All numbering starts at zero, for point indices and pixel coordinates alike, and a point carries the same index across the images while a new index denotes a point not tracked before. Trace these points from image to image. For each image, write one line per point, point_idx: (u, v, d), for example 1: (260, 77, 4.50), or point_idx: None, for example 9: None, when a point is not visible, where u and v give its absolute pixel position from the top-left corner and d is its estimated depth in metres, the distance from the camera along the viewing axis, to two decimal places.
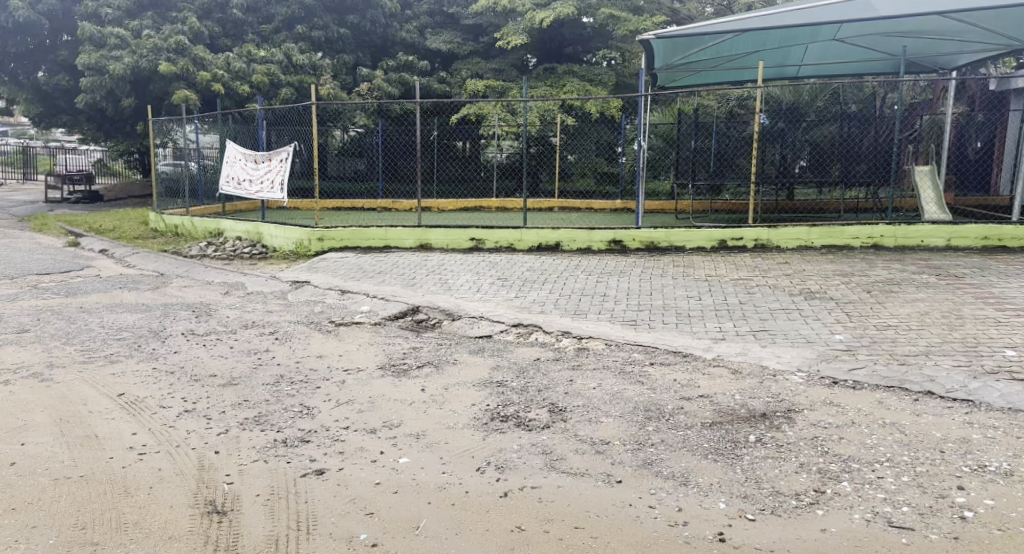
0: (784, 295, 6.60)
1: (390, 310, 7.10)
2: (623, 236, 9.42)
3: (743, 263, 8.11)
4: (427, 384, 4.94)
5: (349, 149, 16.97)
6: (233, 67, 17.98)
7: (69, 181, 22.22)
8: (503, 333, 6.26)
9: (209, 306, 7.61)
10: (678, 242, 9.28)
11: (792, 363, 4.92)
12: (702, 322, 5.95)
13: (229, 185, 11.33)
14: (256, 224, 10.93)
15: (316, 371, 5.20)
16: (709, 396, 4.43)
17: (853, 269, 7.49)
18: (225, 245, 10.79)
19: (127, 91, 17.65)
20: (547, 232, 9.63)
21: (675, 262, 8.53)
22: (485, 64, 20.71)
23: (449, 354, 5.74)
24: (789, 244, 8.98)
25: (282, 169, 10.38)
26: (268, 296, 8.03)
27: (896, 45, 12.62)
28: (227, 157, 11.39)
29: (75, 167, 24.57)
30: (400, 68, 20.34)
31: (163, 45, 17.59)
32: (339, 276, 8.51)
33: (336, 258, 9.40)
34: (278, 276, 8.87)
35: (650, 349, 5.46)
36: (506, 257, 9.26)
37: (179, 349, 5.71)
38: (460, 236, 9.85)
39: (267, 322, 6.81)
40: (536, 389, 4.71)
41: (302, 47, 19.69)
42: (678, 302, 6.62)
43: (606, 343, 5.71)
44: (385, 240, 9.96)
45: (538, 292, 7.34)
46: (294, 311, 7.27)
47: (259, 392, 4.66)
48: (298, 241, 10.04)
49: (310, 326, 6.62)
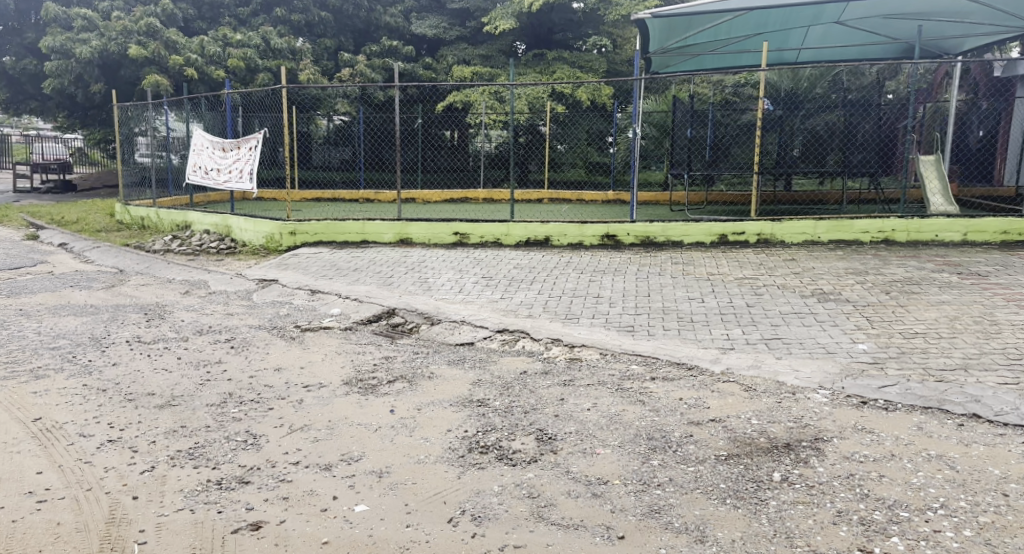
0: (794, 297, 6.00)
1: (363, 313, 6.46)
2: (617, 230, 8.81)
3: (746, 260, 7.53)
4: (397, 403, 4.32)
5: (332, 139, 16.31)
6: (208, 51, 17.21)
7: (42, 169, 21.41)
8: (486, 341, 5.64)
9: (165, 308, 6.94)
10: (676, 237, 8.68)
11: (813, 380, 4.31)
12: (707, 329, 5.34)
13: (196, 174, 10.63)
14: (225, 216, 10.25)
15: (272, 387, 4.57)
16: (721, 420, 3.82)
17: (866, 266, 6.92)
18: (191, 240, 10.11)
19: (96, 75, 16.85)
20: (536, 226, 9.00)
21: (673, 258, 7.93)
22: (472, 50, 20.01)
23: (424, 365, 5.12)
24: (794, 239, 8.40)
25: (252, 157, 9.69)
26: (230, 297, 7.36)
27: (900, 27, 12.05)
28: (194, 145, 10.69)
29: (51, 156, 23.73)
30: (383, 53, 19.62)
31: (133, 28, 16.79)
32: (310, 274, 7.85)
33: (308, 254, 8.75)
34: (243, 274, 8.20)
35: (650, 360, 4.86)
36: (492, 253, 8.64)
37: (118, 361, 5.04)
38: (442, 231, 9.20)
39: (224, 327, 6.14)
40: (522, 411, 4.10)
41: (280, 31, 18.95)
42: (680, 306, 6.02)
43: (601, 353, 5.11)
44: (362, 234, 9.31)
45: (526, 293, 6.73)
46: (256, 314, 6.61)
47: (201, 416, 4.02)
48: (268, 235, 9.38)
49: (272, 332, 5.96)
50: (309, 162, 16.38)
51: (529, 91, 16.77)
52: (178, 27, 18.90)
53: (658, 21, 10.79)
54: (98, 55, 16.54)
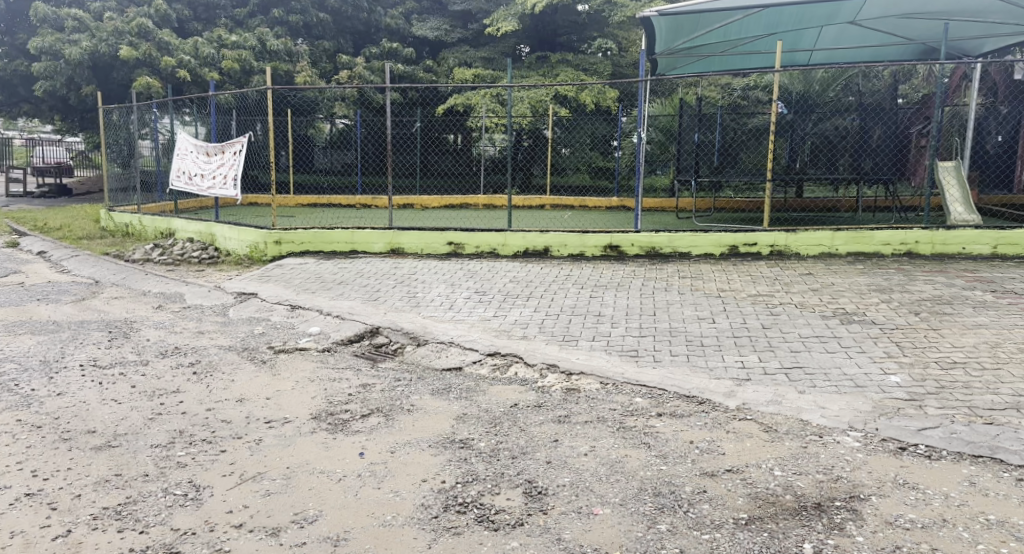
0: (814, 317, 5.47)
1: (344, 332, 5.95)
2: (620, 241, 8.30)
3: (758, 274, 7.02)
4: (369, 444, 3.80)
5: (332, 142, 15.88)
6: (201, 53, 16.73)
7: (39, 172, 21.00)
8: (475, 366, 5.12)
9: (132, 325, 6.43)
10: (683, 248, 8.15)
11: (842, 419, 3.79)
12: (719, 355, 4.81)
13: (180, 180, 10.16)
14: (208, 224, 9.77)
15: (229, 424, 4.05)
16: (739, 471, 3.29)
17: (891, 283, 6.39)
18: (173, 249, 9.62)
19: (88, 77, 16.38)
20: (535, 236, 8.49)
21: (681, 271, 7.41)
22: (474, 52, 19.51)
23: (405, 396, 4.59)
24: (810, 251, 7.86)
25: (236, 162, 9.20)
26: (205, 313, 6.85)
27: (917, 28, 11.54)
28: (178, 148, 10.22)
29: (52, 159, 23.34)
30: (383, 56, 19.14)
31: (125, 29, 16.36)
32: (292, 288, 7.35)
33: (293, 265, 8.25)
34: (222, 287, 7.70)
35: (656, 393, 4.32)
36: (487, 265, 8.14)
37: (65, 389, 4.54)
38: (436, 240, 8.70)
39: (190, 348, 5.64)
40: (510, 456, 3.57)
41: (277, 32, 18.49)
42: (688, 327, 5.49)
43: (602, 383, 4.58)
44: (351, 244, 8.81)
45: (521, 310, 6.22)
46: (229, 332, 6.10)
47: (141, 462, 3.51)
48: (252, 244, 8.89)
49: (242, 355, 5.45)
50: (305, 165, 15.91)
51: (532, 95, 16.29)
52: (173, 28, 18.45)
53: (665, 20, 10.29)
54: (88, 57, 16.10)
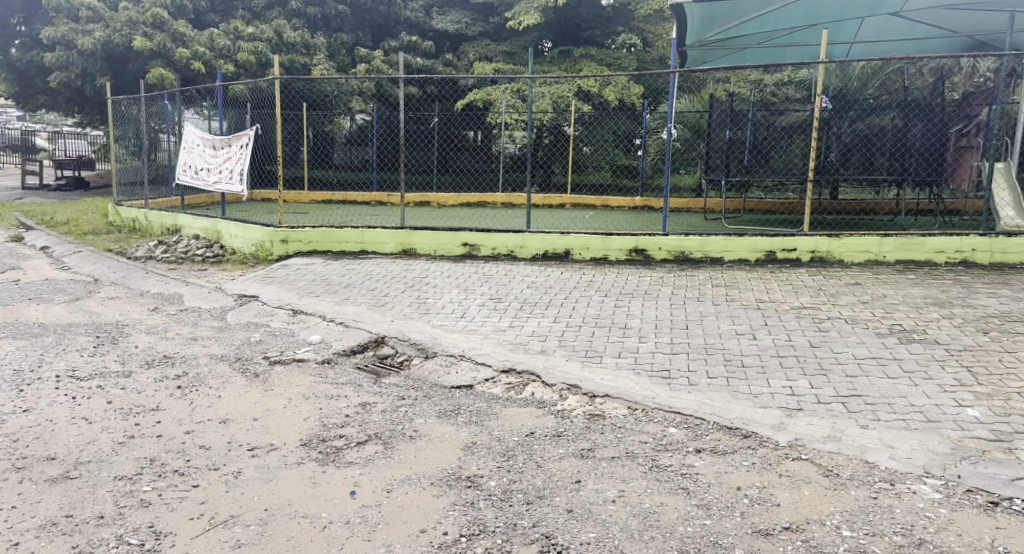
0: (869, 336, 4.91)
1: (346, 342, 5.47)
2: (647, 245, 7.75)
3: (800, 283, 6.45)
4: (362, 479, 3.30)
5: (351, 139, 15.44)
6: (216, 44, 16.37)
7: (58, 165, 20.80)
8: (488, 385, 4.62)
9: (124, 329, 5.99)
10: (715, 253, 7.60)
11: (915, 463, 3.22)
12: (763, 378, 4.27)
13: (187, 174, 9.74)
14: (214, 220, 9.35)
15: (208, 452, 3.57)
16: (797, 528, 2.76)
17: (950, 296, 5.80)
18: (177, 245, 9.22)
19: (102, 68, 16.07)
20: (555, 238, 7.97)
21: (713, 279, 6.87)
22: (495, 46, 19.02)
23: (408, 419, 4.10)
24: (854, 258, 7.27)
25: (243, 156, 8.77)
26: (201, 317, 6.39)
27: (966, 20, 10.87)
28: (185, 142, 9.80)
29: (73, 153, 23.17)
30: (402, 49, 18.70)
31: (140, 19, 16.05)
32: (294, 291, 6.87)
33: (299, 266, 7.81)
34: (223, 288, 7.26)
35: (692, 422, 3.79)
36: (504, 268, 7.64)
37: (33, 406, 4.08)
38: (450, 241, 8.21)
39: (180, 357, 5.18)
40: (525, 500, 3.05)
41: (295, 24, 18.11)
42: (726, 343, 4.94)
43: (630, 408, 4.06)
44: (361, 244, 8.35)
45: (538, 320, 5.71)
46: (224, 340, 5.64)
47: (98, 500, 3.04)
48: (258, 243, 8.44)
49: (235, 366, 4.99)
50: (321, 161, 15.48)
51: (554, 90, 15.71)
52: (188, 19, 18.11)
53: (699, 8, 9.71)
54: (102, 47, 15.79)
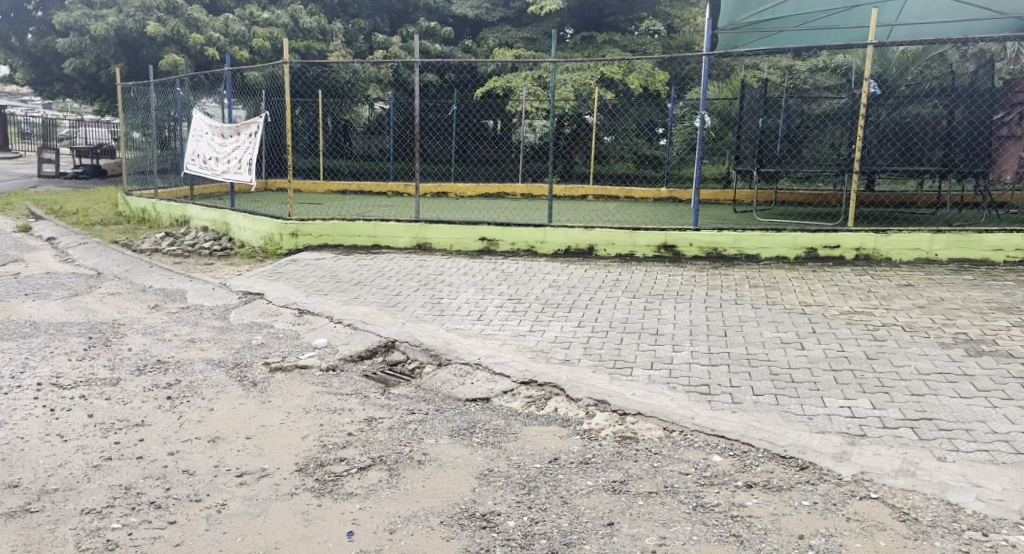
0: (932, 346, 4.42)
1: (354, 347, 5.07)
2: (677, 240, 7.27)
3: (848, 285, 5.96)
4: (362, 516, 2.88)
5: (370, 129, 15.05)
6: (231, 30, 16.05)
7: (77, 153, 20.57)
8: (506, 398, 4.19)
9: (121, 329, 5.61)
10: (751, 250, 7.09)
11: (1010, 507, 2.74)
12: (818, 397, 3.80)
13: (195, 163, 9.38)
14: (222, 212, 8.99)
15: (191, 479, 3.16)
16: None
17: (1017, 299, 5.30)
18: (184, 238, 8.86)
19: (116, 54, 15.76)
20: (577, 233, 7.51)
21: (751, 278, 6.38)
22: (516, 32, 18.50)
23: (418, 439, 3.67)
24: (902, 256, 6.76)
25: (251, 145, 8.39)
26: (202, 316, 6.01)
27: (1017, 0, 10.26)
28: (193, 129, 9.44)
29: (93, 140, 22.92)
30: (421, 35, 18.24)
31: (154, 4, 15.72)
32: (301, 288, 6.47)
33: (309, 261, 7.43)
34: (228, 284, 6.87)
35: (739, 450, 3.34)
36: (524, 265, 7.22)
37: (5, 420, 3.69)
38: (467, 235, 7.79)
39: (175, 362, 4.79)
40: (550, 548, 2.61)
41: (311, 10, 17.73)
42: (771, 354, 4.47)
43: (667, 430, 3.61)
44: (374, 238, 7.95)
45: (561, 324, 5.27)
46: (224, 342, 5.25)
47: (57, 541, 2.64)
48: (266, 236, 8.06)
49: (233, 373, 4.59)
50: (336, 150, 15.04)
51: (576, 77, 15.15)
52: (203, 4, 17.79)
53: None
54: (115, 33, 15.50)
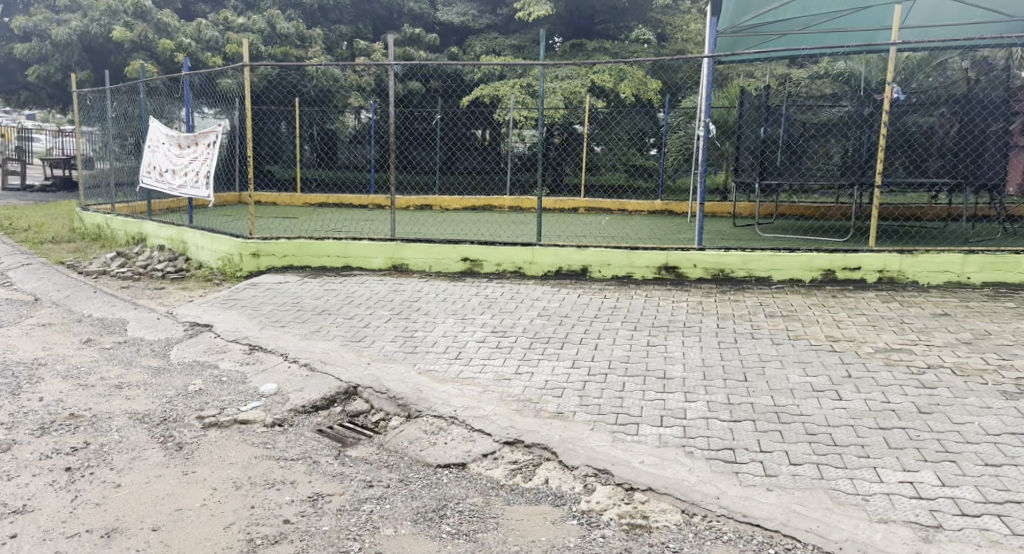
0: (997, 397, 3.70)
1: (307, 395, 4.29)
2: (679, 261, 6.55)
3: (877, 316, 5.25)
4: None
5: (357, 138, 14.27)
6: (204, 36, 15.15)
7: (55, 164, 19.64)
8: (486, 464, 3.44)
9: (39, 371, 4.82)
10: (761, 272, 6.39)
11: None
12: (873, 470, 3.06)
13: (151, 176, 8.60)
14: (179, 229, 8.19)
15: None
16: None
17: None
18: (136, 259, 8.06)
19: (81, 60, 14.97)
20: (569, 252, 6.80)
21: (765, 305, 5.67)
22: (503, 39, 17.85)
23: (371, 527, 2.90)
24: (931, 279, 6.09)
25: (209, 156, 7.62)
26: (139, 353, 5.21)
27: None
28: (150, 139, 8.65)
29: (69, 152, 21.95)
30: (405, 42, 17.56)
31: (121, 8, 14.92)
32: (256, 319, 5.69)
33: (271, 286, 6.65)
34: (175, 313, 6.08)
35: (784, 548, 2.60)
36: (510, 290, 6.49)
37: None
38: (448, 255, 7.05)
39: (91, 416, 4.00)
40: None
41: (289, 15, 16.98)
42: (803, 405, 3.74)
43: (689, 517, 2.85)
44: (344, 258, 7.19)
45: (552, 364, 4.53)
46: (157, 388, 4.47)
47: None
48: (225, 257, 7.29)
49: (156, 432, 3.81)
50: (322, 161, 14.35)
51: (566, 86, 14.48)
52: (177, 9, 17.01)
53: None
54: (79, 38, 14.76)
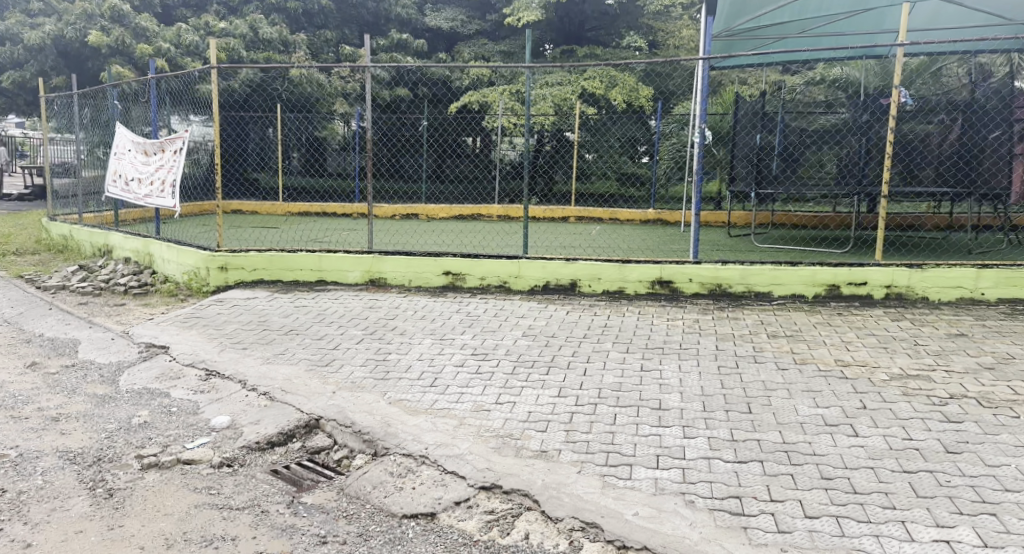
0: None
1: (263, 430, 3.85)
2: (674, 275, 6.16)
3: (889, 337, 4.85)
4: None
5: (345, 146, 13.71)
6: (184, 41, 14.57)
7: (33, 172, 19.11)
8: (458, 514, 3.01)
9: None
10: (761, 288, 6.00)
11: None
12: (904, 526, 2.65)
13: (117, 185, 8.16)
14: (146, 240, 7.73)
15: None
16: None
17: None
18: (99, 273, 7.59)
19: (55, 65, 14.57)
20: (557, 265, 6.39)
21: (767, 323, 5.27)
22: (493, 46, 17.52)
23: None
24: (941, 295, 5.71)
25: (176, 164, 7.19)
26: (85, 380, 4.76)
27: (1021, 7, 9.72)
28: (116, 146, 8.20)
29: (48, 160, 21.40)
30: (392, 48, 17.16)
31: (96, 11, 14.48)
32: (217, 341, 5.24)
33: (238, 303, 6.21)
34: (131, 333, 5.63)
35: None
36: (495, 306, 6.08)
37: None
38: (428, 269, 6.63)
39: (14, 456, 3.55)
40: None
41: (273, 20, 16.55)
42: (817, 443, 3.33)
43: None
44: (319, 272, 6.76)
45: (535, 393, 4.10)
46: (98, 421, 4.03)
47: None
48: (192, 271, 6.85)
49: (85, 476, 3.36)
50: (308, 169, 13.79)
51: (555, 93, 14.11)
52: (157, 13, 16.59)
53: None
54: (53, 42, 14.37)
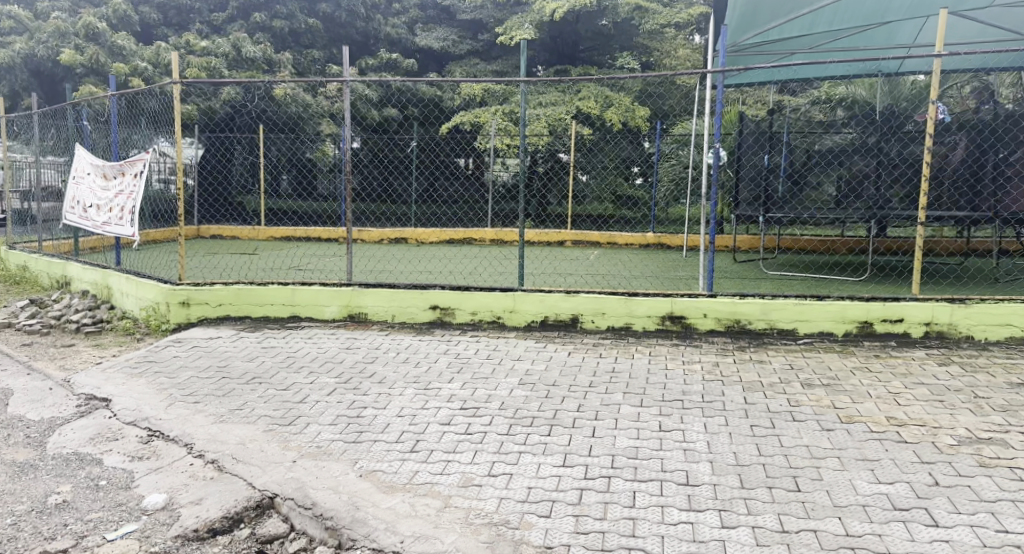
0: None
1: (204, 513, 3.16)
2: (687, 310, 5.51)
3: (941, 386, 4.19)
4: None
5: (333, 168, 12.90)
6: (162, 60, 13.95)
7: None
8: None
9: None
10: (786, 325, 5.36)
11: None
12: None
13: (75, 211, 7.49)
14: (105, 272, 7.04)
15: None
16: None
17: None
18: (53, 307, 6.90)
19: (26, 84, 14.02)
20: (558, 298, 5.74)
21: (797, 368, 4.62)
22: (485, 66, 17.03)
23: None
24: (988, 333, 5.08)
25: (135, 189, 6.53)
26: (7, 442, 4.05)
27: None
28: (75, 168, 7.53)
29: None
30: (380, 68, 16.59)
31: (70, 29, 13.94)
32: (166, 392, 4.55)
33: (199, 344, 5.51)
34: (72, 382, 4.93)
35: None
36: (489, 346, 5.41)
37: None
38: (413, 303, 5.97)
39: None
40: None
41: (257, 39, 15.95)
42: (894, 538, 2.65)
43: None
44: (292, 307, 6.08)
45: (536, 463, 3.42)
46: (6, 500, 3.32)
47: None
48: (151, 306, 6.16)
49: None
50: (299, 191, 13.22)
51: (549, 113, 13.43)
52: (137, 32, 16.00)
53: None
54: (24, 61, 13.86)
